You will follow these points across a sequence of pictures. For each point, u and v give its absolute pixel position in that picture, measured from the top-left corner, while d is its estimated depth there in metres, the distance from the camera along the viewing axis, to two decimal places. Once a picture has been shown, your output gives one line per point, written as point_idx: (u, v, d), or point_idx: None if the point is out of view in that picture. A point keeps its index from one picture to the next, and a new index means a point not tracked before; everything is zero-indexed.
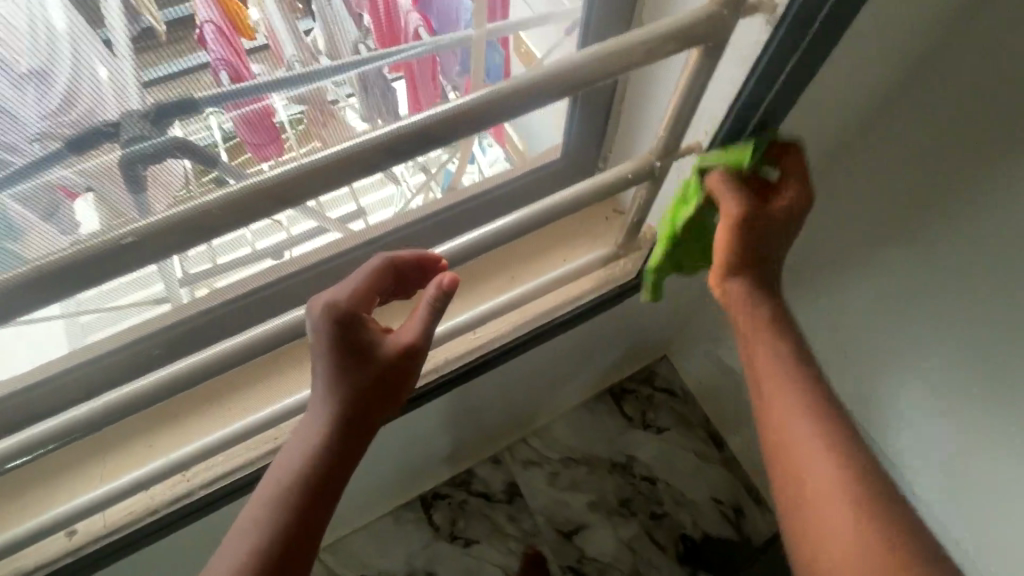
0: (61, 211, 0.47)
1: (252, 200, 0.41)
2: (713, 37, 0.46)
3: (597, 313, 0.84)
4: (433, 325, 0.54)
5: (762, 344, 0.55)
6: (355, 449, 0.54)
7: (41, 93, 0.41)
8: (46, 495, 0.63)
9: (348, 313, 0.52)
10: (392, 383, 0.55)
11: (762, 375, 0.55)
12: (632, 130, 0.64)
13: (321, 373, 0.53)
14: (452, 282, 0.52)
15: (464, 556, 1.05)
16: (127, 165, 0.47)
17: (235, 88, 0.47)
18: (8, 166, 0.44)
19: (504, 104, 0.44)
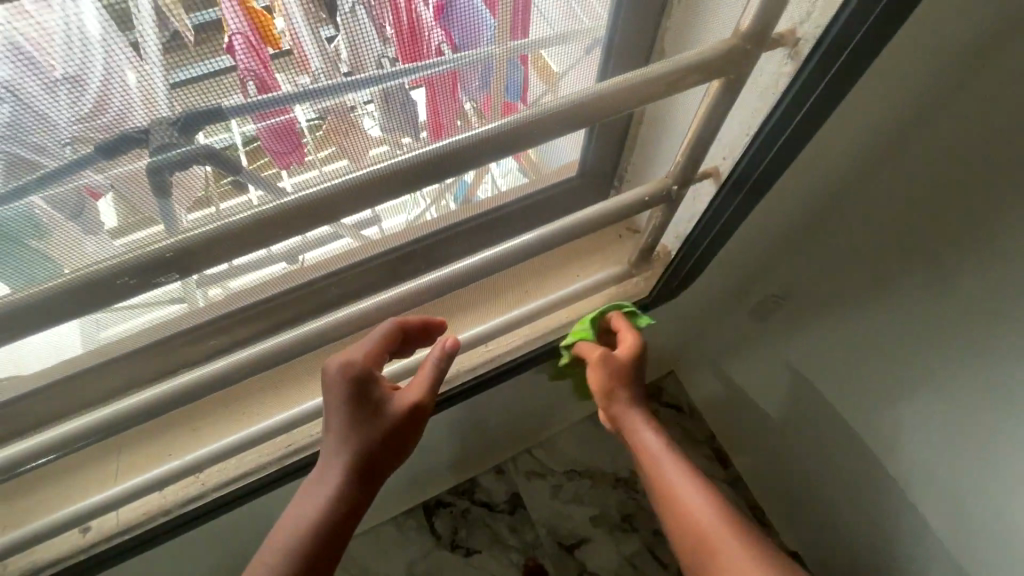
0: (86, 212, 0.49)
1: (294, 215, 0.47)
2: (737, 67, 0.47)
3: None
4: (436, 382, 0.64)
5: (661, 473, 0.64)
6: (368, 492, 0.60)
7: (73, 98, 0.41)
8: (65, 492, 0.64)
9: (361, 370, 0.59)
10: (400, 432, 0.62)
11: (669, 502, 0.62)
12: (651, 152, 0.65)
13: (336, 424, 0.60)
14: (454, 345, 0.64)
15: (466, 566, 1.04)
16: (153, 173, 0.49)
17: (260, 98, 0.48)
18: (41, 168, 0.45)
19: (523, 135, 0.48)
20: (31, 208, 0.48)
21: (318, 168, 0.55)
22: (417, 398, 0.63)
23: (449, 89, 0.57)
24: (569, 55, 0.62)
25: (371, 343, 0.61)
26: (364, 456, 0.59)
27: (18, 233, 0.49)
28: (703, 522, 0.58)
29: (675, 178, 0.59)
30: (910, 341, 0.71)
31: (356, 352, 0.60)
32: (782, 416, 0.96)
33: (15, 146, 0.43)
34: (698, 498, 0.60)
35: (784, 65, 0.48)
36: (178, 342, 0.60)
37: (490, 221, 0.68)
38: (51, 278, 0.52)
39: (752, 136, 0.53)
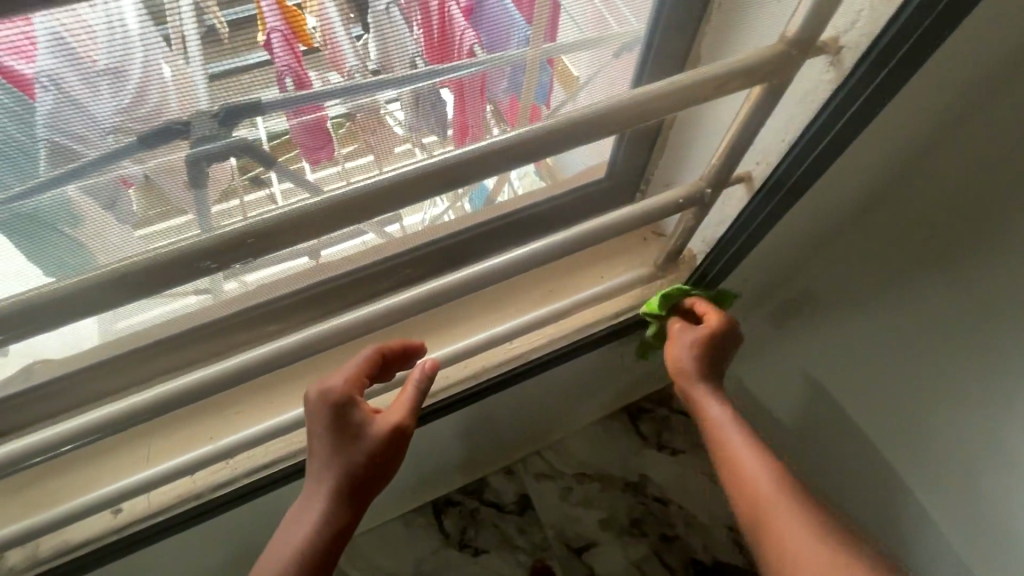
0: (121, 201, 0.50)
1: (339, 208, 0.46)
2: (782, 72, 0.47)
3: (627, 332, 0.84)
4: (417, 404, 0.64)
5: (726, 434, 0.67)
6: (354, 514, 0.62)
7: (115, 89, 0.42)
8: (97, 475, 0.65)
9: (340, 398, 0.60)
10: (386, 455, 0.63)
11: (729, 459, 0.65)
12: (679, 157, 0.66)
13: (322, 448, 0.61)
14: (432, 369, 0.63)
15: (474, 565, 1.05)
16: (192, 165, 0.51)
17: (295, 94, 0.49)
18: (81, 157, 0.46)
19: (557, 138, 0.48)
20: (68, 196, 0.48)
21: (340, 166, 0.58)
22: (398, 420, 0.63)
23: (478, 89, 0.59)
24: (596, 60, 0.62)
25: (350, 370, 0.61)
26: (347, 480, 0.61)
27: (54, 220, 0.50)
28: (764, 484, 0.61)
29: (705, 183, 0.59)
30: (929, 355, 0.71)
31: (335, 380, 0.61)
32: (795, 424, 0.94)
33: (60, 136, 0.44)
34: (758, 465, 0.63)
35: (827, 72, 0.49)
36: (212, 329, 0.60)
37: (517, 220, 0.68)
38: (88, 269, 0.54)
39: (785, 153, 0.55)
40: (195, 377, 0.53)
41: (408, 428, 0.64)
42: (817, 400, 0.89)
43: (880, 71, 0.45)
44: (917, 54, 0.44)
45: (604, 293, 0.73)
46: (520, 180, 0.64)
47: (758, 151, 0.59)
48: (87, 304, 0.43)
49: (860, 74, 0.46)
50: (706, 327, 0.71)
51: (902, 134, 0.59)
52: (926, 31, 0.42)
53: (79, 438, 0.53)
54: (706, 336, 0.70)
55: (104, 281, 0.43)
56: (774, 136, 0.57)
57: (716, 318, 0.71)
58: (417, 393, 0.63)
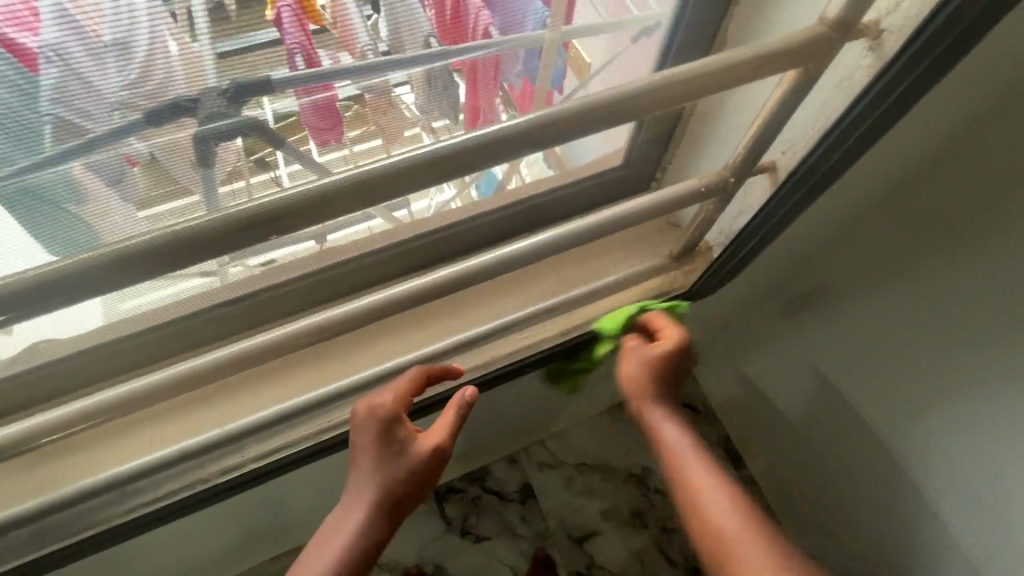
0: (126, 179, 0.49)
1: (356, 195, 0.45)
2: (820, 56, 0.46)
3: None
4: (458, 427, 0.65)
5: (692, 470, 0.63)
6: (386, 533, 0.63)
7: (122, 64, 0.41)
8: (107, 457, 0.65)
9: (388, 414, 0.61)
10: (426, 474, 0.63)
11: (694, 500, 0.61)
12: (697, 149, 0.64)
13: (367, 460, 0.62)
14: (474, 397, 0.66)
15: (476, 552, 1.05)
16: (198, 145, 0.49)
17: (307, 72, 0.47)
18: (85, 133, 0.45)
19: (574, 124, 0.47)
20: (72, 173, 0.47)
21: (349, 150, 0.56)
22: (440, 442, 0.64)
23: (491, 71, 0.58)
24: (612, 45, 0.61)
25: (398, 386, 0.62)
26: (388, 495, 0.61)
27: (57, 197, 0.49)
28: (736, 526, 0.57)
29: (726, 175, 0.58)
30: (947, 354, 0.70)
31: (384, 396, 0.62)
32: (803, 420, 0.93)
33: (64, 111, 0.43)
34: (726, 504, 0.59)
35: (864, 58, 0.47)
36: (221, 316, 0.59)
37: (529, 207, 0.67)
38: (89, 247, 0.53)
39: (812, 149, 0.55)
40: (202, 362, 0.53)
41: (447, 450, 0.64)
42: (825, 397, 0.88)
43: (920, 63, 0.44)
44: (964, 39, 0.42)
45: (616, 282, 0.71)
46: (527, 169, 0.65)
47: (785, 140, 0.58)
48: (94, 284, 0.42)
49: (904, 60, 0.44)
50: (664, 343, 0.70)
51: (932, 128, 0.58)
52: (977, 17, 0.41)
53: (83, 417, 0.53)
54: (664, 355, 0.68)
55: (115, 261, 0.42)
56: (805, 127, 0.55)
57: (674, 333, 0.70)
58: (459, 417, 0.64)
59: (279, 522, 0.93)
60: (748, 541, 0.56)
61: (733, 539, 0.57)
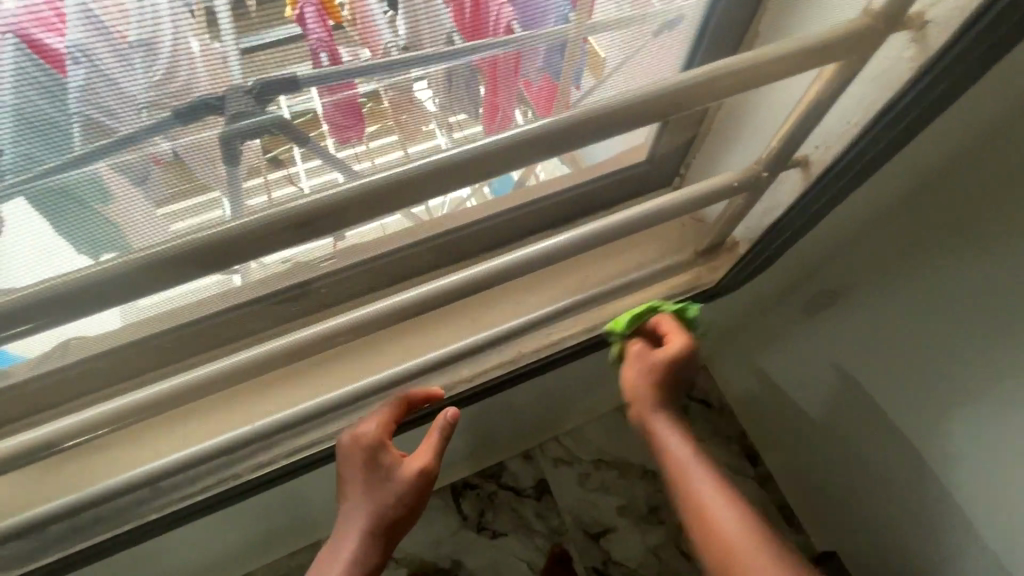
0: (152, 179, 0.50)
1: (382, 194, 0.45)
2: (863, 48, 0.45)
3: None
4: (441, 448, 0.69)
5: (697, 484, 0.64)
6: (380, 555, 0.68)
7: (148, 63, 0.41)
8: (134, 454, 0.65)
9: (372, 442, 0.66)
10: (414, 496, 0.68)
11: (703, 514, 0.62)
12: (723, 143, 0.64)
13: (355, 489, 0.67)
14: (455, 415, 0.69)
15: (491, 548, 1.05)
16: (224, 144, 0.50)
17: (331, 70, 0.48)
18: (114, 133, 0.45)
19: (604, 123, 0.46)
20: (99, 174, 0.48)
21: (366, 146, 0.56)
22: (423, 465, 0.68)
23: (511, 68, 0.57)
24: (633, 40, 0.59)
25: (379, 416, 0.67)
26: (377, 521, 0.66)
27: (85, 197, 0.49)
28: (744, 544, 0.58)
29: (755, 170, 0.58)
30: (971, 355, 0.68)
31: (368, 425, 0.67)
32: (822, 417, 0.92)
33: (92, 111, 0.43)
34: (733, 520, 0.61)
35: (906, 50, 0.47)
36: (244, 314, 0.59)
37: (552, 204, 0.66)
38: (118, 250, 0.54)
39: (851, 142, 0.54)
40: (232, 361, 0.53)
41: (432, 472, 0.69)
42: (844, 394, 0.86)
43: (968, 57, 0.43)
44: (1016, 30, 0.41)
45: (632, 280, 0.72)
46: (543, 168, 0.64)
47: (819, 134, 0.57)
48: (130, 285, 0.43)
49: (951, 54, 0.43)
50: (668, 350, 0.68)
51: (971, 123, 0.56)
52: None
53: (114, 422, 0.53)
54: (668, 363, 0.68)
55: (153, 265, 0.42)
56: (843, 122, 0.54)
57: (678, 340, 0.68)
58: (440, 438, 0.67)
59: (297, 517, 0.93)
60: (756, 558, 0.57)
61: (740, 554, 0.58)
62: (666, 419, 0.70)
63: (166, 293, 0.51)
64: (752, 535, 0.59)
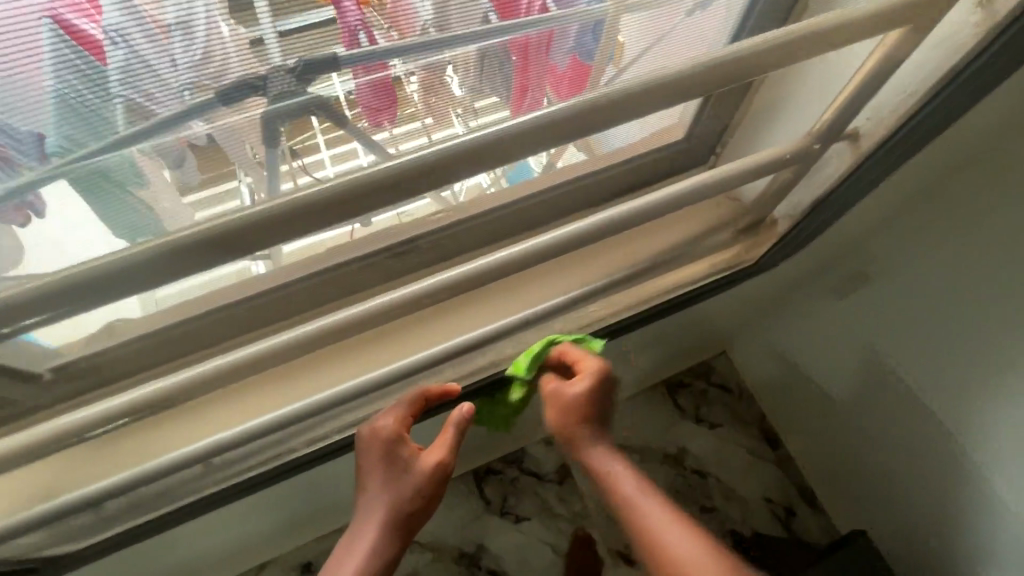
0: (187, 164, 0.50)
1: (428, 169, 0.43)
2: (921, 17, 0.45)
3: (693, 301, 0.84)
4: (458, 443, 0.71)
5: (640, 503, 0.61)
6: (401, 543, 0.70)
7: (185, 45, 0.41)
8: None
9: (391, 435, 0.68)
10: (431, 490, 0.70)
11: (649, 539, 0.58)
12: (762, 124, 0.64)
13: (373, 483, 0.69)
14: (470, 410, 0.72)
15: (515, 532, 1.06)
16: (265, 124, 0.49)
17: (367, 52, 0.47)
18: (152, 116, 0.44)
19: (655, 97, 0.46)
20: (134, 157, 0.47)
21: (391, 133, 0.56)
22: (440, 458, 0.71)
23: (543, 46, 0.56)
24: (666, 19, 0.58)
25: (398, 409, 0.69)
26: (396, 512, 0.68)
27: (118, 179, 0.49)
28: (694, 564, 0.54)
29: (806, 147, 0.57)
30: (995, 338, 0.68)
31: (386, 419, 0.69)
32: (846, 399, 0.90)
33: (130, 94, 0.43)
34: (678, 539, 0.57)
35: (972, 15, 0.46)
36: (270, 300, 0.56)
37: (584, 185, 0.66)
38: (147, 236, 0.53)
39: (910, 114, 0.54)
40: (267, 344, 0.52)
41: (447, 464, 0.71)
42: (864, 380, 0.85)
43: None
44: None
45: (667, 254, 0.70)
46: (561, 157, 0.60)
47: (873, 107, 0.56)
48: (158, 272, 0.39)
49: None
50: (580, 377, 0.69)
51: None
52: None
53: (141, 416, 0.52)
54: (586, 391, 0.68)
55: (182, 252, 0.40)
56: (903, 94, 0.54)
57: (587, 363, 0.70)
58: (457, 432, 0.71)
59: (323, 503, 0.94)
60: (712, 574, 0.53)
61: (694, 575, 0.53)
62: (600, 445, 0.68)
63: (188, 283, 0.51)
64: (709, 557, 0.55)
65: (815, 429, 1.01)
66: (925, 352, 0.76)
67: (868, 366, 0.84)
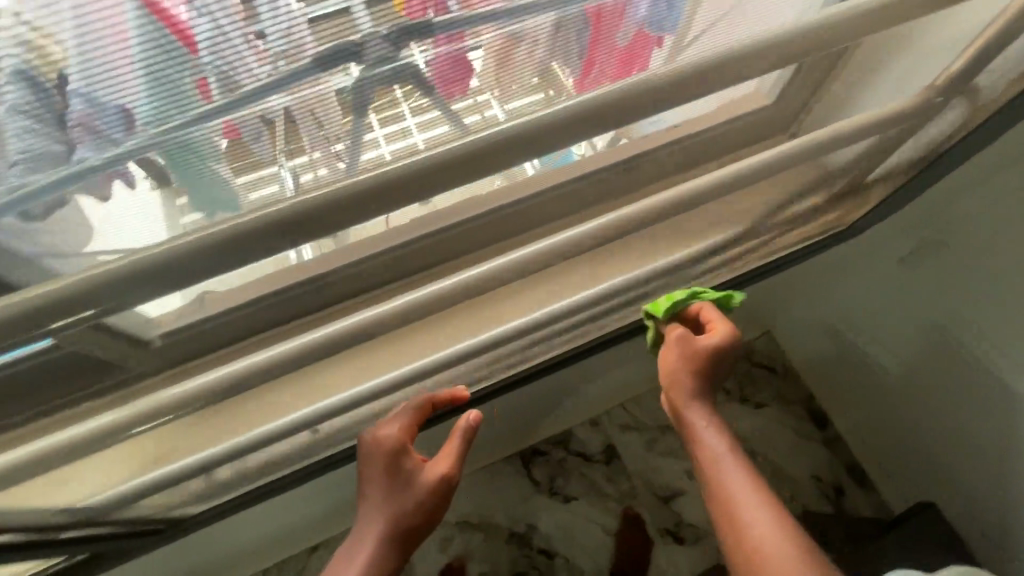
0: (263, 138, 0.40)
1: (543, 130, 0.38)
2: None
3: (748, 284, 0.81)
4: (463, 455, 0.66)
5: (722, 477, 0.59)
6: (399, 560, 0.64)
7: (272, 9, 0.32)
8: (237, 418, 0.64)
9: (393, 444, 0.64)
10: (434, 504, 0.65)
11: (726, 509, 0.57)
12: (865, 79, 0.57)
13: (374, 495, 0.64)
14: (478, 417, 0.68)
15: (564, 511, 1.06)
16: (354, 92, 0.40)
17: (446, 22, 0.38)
18: (237, 88, 0.36)
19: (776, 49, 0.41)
20: (209, 131, 0.38)
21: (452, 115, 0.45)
22: (444, 470, 0.66)
23: (617, 13, 0.43)
24: None
25: (402, 418, 0.65)
26: (395, 527, 0.63)
27: (197, 152, 0.39)
28: (775, 544, 0.52)
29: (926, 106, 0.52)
30: None
31: (390, 427, 0.65)
32: (899, 376, 0.91)
33: (224, 63, 0.34)
34: (760, 518, 0.54)
35: None
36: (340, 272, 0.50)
37: None
38: (217, 217, 0.43)
39: None
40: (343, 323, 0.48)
41: (453, 478, 0.66)
42: (937, 355, 0.83)
43: None
44: None
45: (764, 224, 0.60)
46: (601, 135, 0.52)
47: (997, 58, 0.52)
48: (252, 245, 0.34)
49: None
50: (712, 336, 0.63)
51: None
52: None
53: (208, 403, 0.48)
54: (716, 350, 0.62)
55: (268, 222, 0.34)
56: None
57: (724, 327, 0.63)
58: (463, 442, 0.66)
59: None
60: (793, 560, 0.51)
61: (773, 559, 0.51)
62: (704, 410, 0.63)
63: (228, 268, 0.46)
64: (792, 541, 0.52)
65: (874, 407, 0.99)
66: (1004, 324, 0.73)
67: (944, 340, 0.81)
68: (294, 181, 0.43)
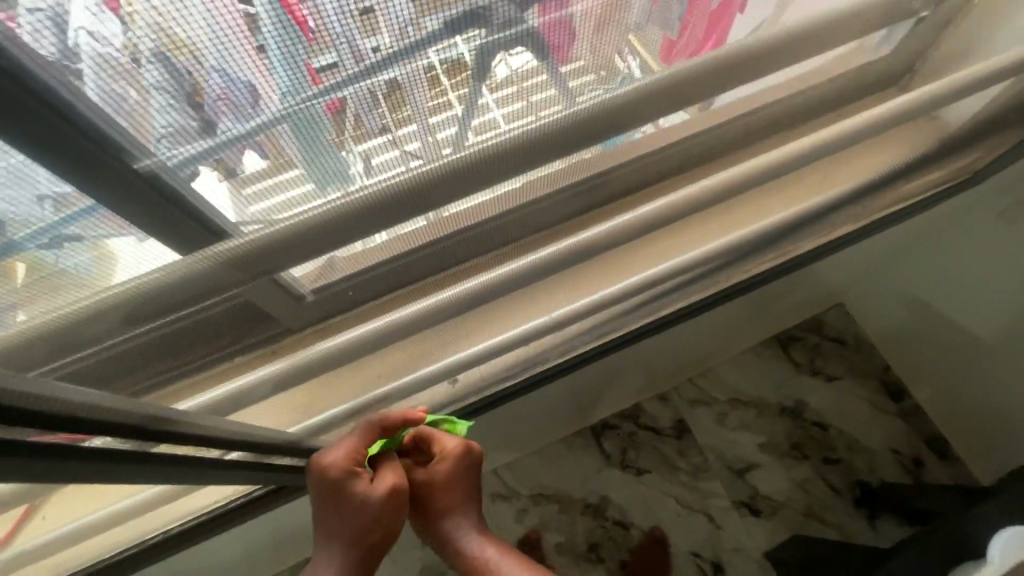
0: (372, 113, 0.31)
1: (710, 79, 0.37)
2: None
3: (845, 245, 0.77)
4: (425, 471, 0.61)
5: None
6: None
7: None
8: None
9: (343, 472, 0.54)
10: (390, 522, 0.57)
11: None
12: None
13: (323, 522, 0.56)
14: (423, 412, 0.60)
15: (638, 484, 1.07)
16: (479, 58, 0.32)
17: None
18: (347, 66, 0.28)
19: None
20: (315, 110, 0.29)
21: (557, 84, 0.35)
22: (395, 483, 0.57)
23: None
24: None
25: (347, 443, 0.55)
26: (353, 548, 0.56)
27: (313, 127, 0.30)
28: None
29: None
30: None
31: (335, 453, 0.55)
32: (994, 341, 0.89)
33: (352, 36, 0.27)
34: None
35: None
36: (454, 244, 0.45)
37: None
38: (327, 189, 0.34)
39: None
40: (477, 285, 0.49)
41: (403, 487, 0.58)
42: None
43: None
44: None
45: (878, 185, 0.60)
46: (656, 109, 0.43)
47: None
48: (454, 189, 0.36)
49: None
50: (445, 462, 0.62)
51: None
52: None
53: (354, 360, 0.50)
54: (450, 472, 0.62)
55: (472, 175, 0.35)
56: None
57: (449, 450, 0.62)
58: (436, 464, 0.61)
59: None
60: None
61: None
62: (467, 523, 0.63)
63: (291, 202, 0.34)
64: None
65: (964, 376, 0.97)
66: None
67: None
68: (365, 164, 0.34)
